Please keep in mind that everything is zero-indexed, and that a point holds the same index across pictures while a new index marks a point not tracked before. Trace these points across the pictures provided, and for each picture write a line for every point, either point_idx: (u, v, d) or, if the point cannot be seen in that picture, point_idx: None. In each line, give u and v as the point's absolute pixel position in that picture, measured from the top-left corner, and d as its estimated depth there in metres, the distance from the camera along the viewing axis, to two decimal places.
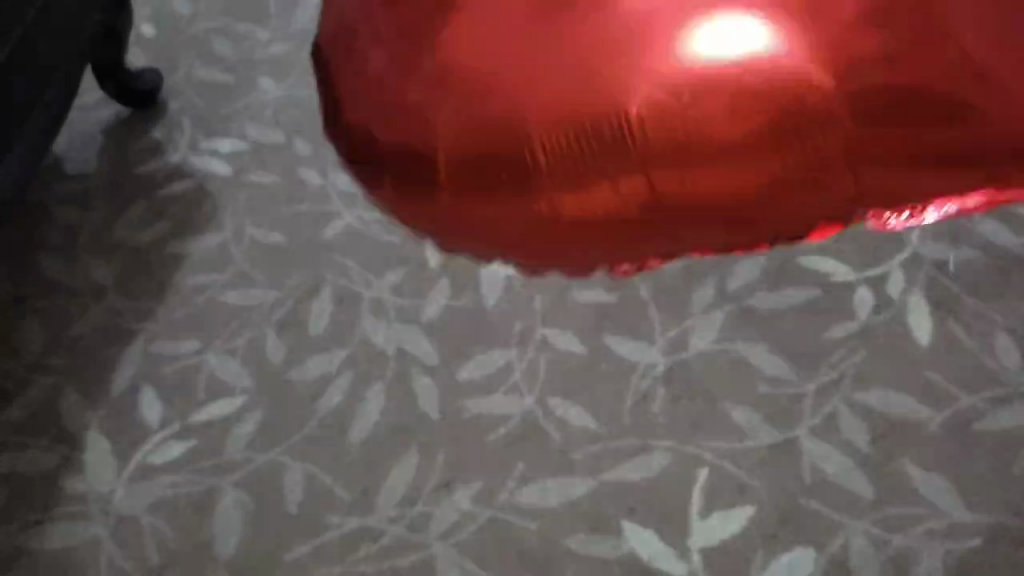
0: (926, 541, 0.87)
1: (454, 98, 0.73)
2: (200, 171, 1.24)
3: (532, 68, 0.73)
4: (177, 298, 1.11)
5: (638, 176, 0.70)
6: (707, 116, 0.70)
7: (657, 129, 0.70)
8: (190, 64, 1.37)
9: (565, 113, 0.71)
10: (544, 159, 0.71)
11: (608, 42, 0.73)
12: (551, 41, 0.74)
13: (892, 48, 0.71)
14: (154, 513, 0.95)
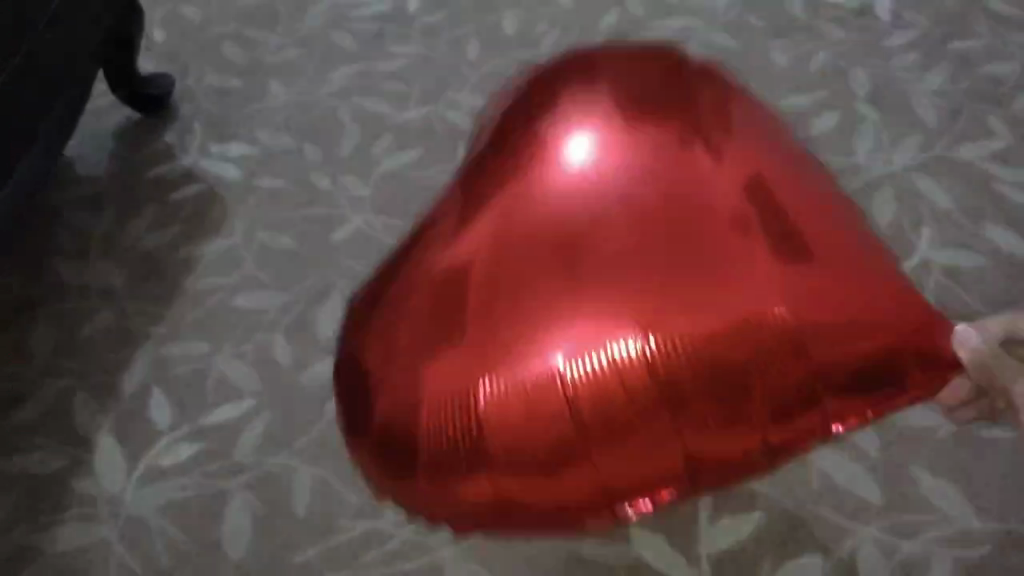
0: (936, 548, 0.86)
1: (448, 358, 0.74)
2: (211, 175, 1.24)
3: (473, 367, 0.73)
4: (187, 302, 1.11)
5: (659, 451, 0.70)
6: (682, 393, 0.70)
7: (620, 405, 0.70)
8: (201, 69, 1.38)
9: (520, 406, 0.71)
10: (540, 454, 0.71)
11: (552, 336, 0.72)
12: (481, 336, 0.74)
13: (811, 298, 0.72)
14: (164, 516, 0.95)
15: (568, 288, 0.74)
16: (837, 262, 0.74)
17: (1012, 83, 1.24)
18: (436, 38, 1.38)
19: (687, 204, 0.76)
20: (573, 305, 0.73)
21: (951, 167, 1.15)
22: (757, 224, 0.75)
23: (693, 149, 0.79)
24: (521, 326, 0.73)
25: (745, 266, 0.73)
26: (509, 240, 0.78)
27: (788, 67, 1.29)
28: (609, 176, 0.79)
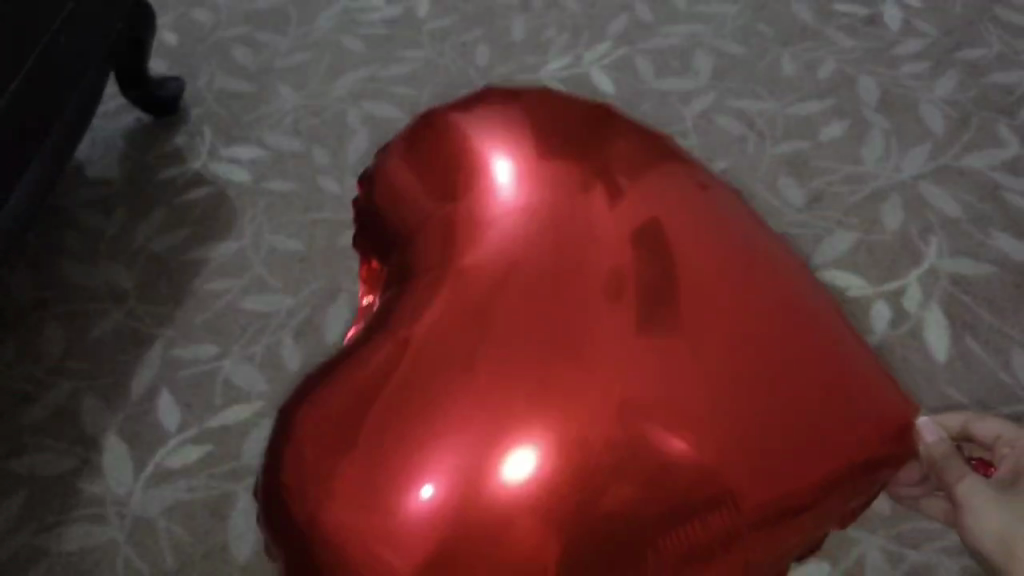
0: (943, 557, 0.86)
1: (362, 468, 0.55)
2: (221, 178, 1.25)
3: (409, 526, 0.53)
4: (196, 303, 1.12)
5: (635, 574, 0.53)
6: (647, 517, 0.53)
7: (576, 519, 0.52)
8: (212, 72, 1.39)
9: (475, 519, 0.52)
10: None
11: (437, 459, 0.54)
12: (390, 460, 0.55)
13: (756, 369, 0.57)
14: (171, 517, 0.96)
15: (451, 377, 0.57)
16: (730, 301, 0.60)
17: (1021, 92, 1.23)
18: (446, 43, 1.39)
19: (568, 268, 0.60)
20: (507, 407, 0.55)
21: (960, 175, 1.15)
22: (647, 269, 0.60)
23: (593, 212, 0.63)
24: (434, 452, 0.54)
25: (666, 346, 0.57)
26: (411, 332, 0.60)
27: (797, 74, 1.29)
28: (527, 277, 0.60)
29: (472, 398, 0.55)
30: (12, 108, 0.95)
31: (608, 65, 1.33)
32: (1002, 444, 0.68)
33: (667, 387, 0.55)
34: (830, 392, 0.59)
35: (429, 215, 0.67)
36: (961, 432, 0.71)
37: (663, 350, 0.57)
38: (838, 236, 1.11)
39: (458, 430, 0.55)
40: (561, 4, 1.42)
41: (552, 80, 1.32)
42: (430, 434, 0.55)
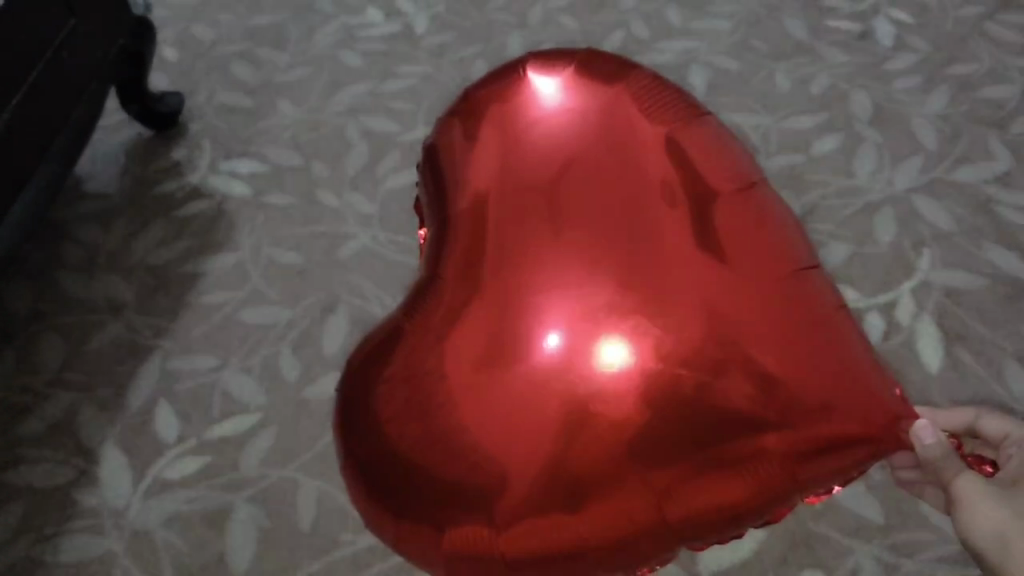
0: (938, 567, 0.86)
1: (465, 364, 0.68)
2: (220, 192, 1.26)
3: (467, 421, 0.66)
4: (194, 316, 1.13)
5: (632, 480, 0.65)
6: (662, 430, 0.65)
7: (602, 433, 0.65)
8: (211, 88, 1.40)
9: (521, 426, 0.65)
10: (551, 475, 0.65)
11: (497, 378, 0.67)
12: (477, 359, 0.68)
13: (769, 319, 0.69)
14: (169, 528, 0.96)
15: (547, 278, 0.70)
16: (754, 263, 0.71)
17: (1012, 106, 1.25)
18: (444, 59, 1.40)
19: (649, 201, 0.74)
20: (595, 326, 0.68)
21: (952, 188, 1.16)
22: (684, 226, 0.72)
23: (648, 182, 0.75)
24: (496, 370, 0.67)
25: (691, 285, 0.69)
26: (499, 251, 0.73)
27: (790, 89, 1.30)
28: (586, 228, 0.72)
29: (529, 323, 0.69)
30: (10, 117, 0.96)
31: None
32: (1008, 443, 0.74)
33: (719, 314, 0.68)
34: (835, 357, 0.70)
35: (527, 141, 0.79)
36: (971, 428, 0.77)
37: (687, 290, 0.69)
38: (832, 249, 1.12)
39: (516, 350, 0.68)
40: (557, 20, 1.43)
41: None
42: (496, 354, 0.68)
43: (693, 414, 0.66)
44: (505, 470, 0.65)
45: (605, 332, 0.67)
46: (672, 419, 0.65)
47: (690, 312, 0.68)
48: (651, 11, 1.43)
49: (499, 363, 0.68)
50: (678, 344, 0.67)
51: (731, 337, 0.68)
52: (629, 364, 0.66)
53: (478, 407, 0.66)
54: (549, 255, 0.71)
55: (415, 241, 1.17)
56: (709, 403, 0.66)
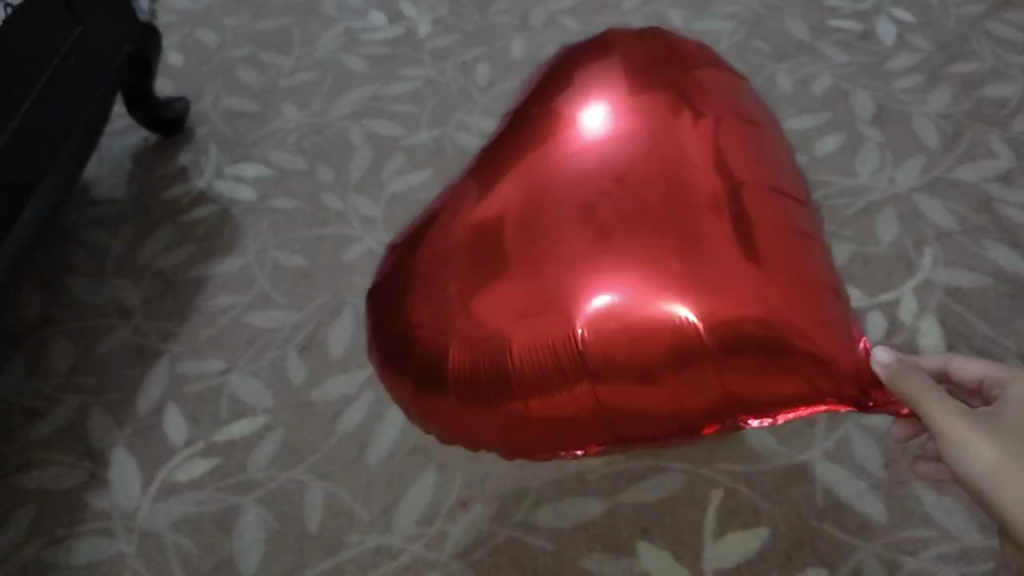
0: (942, 565, 0.85)
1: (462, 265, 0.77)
2: (226, 196, 1.27)
3: (454, 307, 0.76)
4: (201, 319, 1.14)
5: (552, 374, 0.72)
6: (587, 339, 0.71)
7: (541, 336, 0.72)
8: (217, 93, 1.42)
9: (483, 321, 0.74)
10: (501, 361, 0.73)
11: (495, 285, 0.75)
12: (469, 261, 0.77)
13: (725, 256, 0.72)
14: (177, 530, 0.96)
15: (543, 203, 0.78)
16: (727, 212, 0.75)
17: (1014, 104, 1.25)
18: (447, 61, 1.41)
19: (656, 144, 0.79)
20: (569, 242, 0.75)
21: (954, 187, 1.17)
22: (685, 170, 0.77)
23: (670, 138, 0.80)
24: (497, 278, 0.75)
25: (657, 218, 0.74)
26: (518, 173, 0.81)
27: (792, 90, 1.31)
28: (592, 164, 0.79)
29: (523, 237, 0.76)
30: (15, 127, 0.97)
31: None
32: (990, 384, 0.79)
33: (685, 245, 0.73)
34: (794, 305, 0.71)
35: (567, 91, 0.87)
36: (943, 373, 0.84)
37: (654, 223, 0.74)
38: (835, 249, 1.12)
39: (501, 257, 0.76)
40: (559, 22, 1.44)
41: None
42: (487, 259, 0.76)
43: (651, 327, 0.70)
44: (460, 354, 0.75)
45: (575, 252, 0.74)
46: (600, 327, 0.71)
47: (657, 238, 0.73)
48: (653, 12, 1.44)
49: (483, 269, 0.76)
50: (629, 267, 0.72)
51: (688, 267, 0.72)
52: (581, 279, 0.73)
53: (475, 303, 0.75)
54: (552, 179, 0.79)
55: None
56: (638, 319, 0.71)
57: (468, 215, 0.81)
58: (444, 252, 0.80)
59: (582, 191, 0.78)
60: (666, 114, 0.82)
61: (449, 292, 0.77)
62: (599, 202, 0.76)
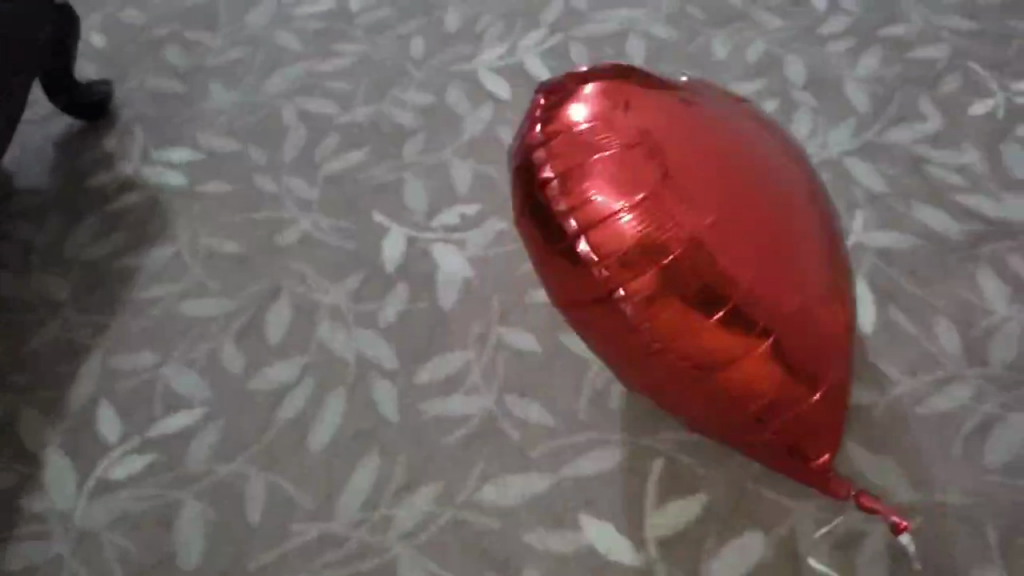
0: (874, 522, 0.87)
1: (680, 157, 0.70)
2: (155, 182, 1.24)
3: (671, 192, 0.69)
4: (134, 310, 1.11)
5: (696, 303, 0.68)
6: (755, 307, 0.69)
7: (726, 277, 0.68)
8: (142, 74, 1.37)
9: (693, 226, 0.68)
10: (687, 270, 0.68)
11: (711, 201, 0.69)
12: (692, 159, 0.71)
13: (820, 324, 0.74)
14: (116, 528, 0.94)
15: (753, 162, 0.74)
16: (835, 303, 0.76)
17: (943, 65, 1.27)
18: (380, 35, 1.38)
19: (811, 186, 0.80)
20: (770, 212, 0.72)
21: (885, 151, 1.18)
22: (824, 222, 0.80)
23: (815, 187, 0.82)
24: (714, 195, 0.70)
25: (822, 288, 0.75)
26: (724, 121, 0.76)
27: (728, 56, 1.31)
28: (678, 147, 0.71)
29: (736, 176, 0.72)
30: None
31: (542, 52, 1.34)
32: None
33: (822, 283, 0.75)
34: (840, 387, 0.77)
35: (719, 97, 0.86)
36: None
37: (812, 247, 0.75)
38: None
39: (719, 181, 0.70)
40: None
41: (488, 69, 1.32)
42: (710, 172, 0.71)
43: (786, 332, 0.71)
44: (660, 221, 0.68)
45: (772, 230, 0.71)
46: (758, 308, 0.69)
47: (811, 259, 0.74)
48: None
49: (665, 185, 0.69)
50: (801, 297, 0.72)
51: (820, 299, 0.74)
52: (771, 250, 0.70)
53: (691, 204, 0.69)
54: (781, 177, 0.76)
55: (356, 224, 1.16)
56: (789, 316, 0.71)
57: (696, 133, 0.73)
58: (696, 133, 0.73)
59: (799, 216, 0.75)
60: (807, 169, 0.83)
61: (670, 176, 0.69)
62: (803, 231, 0.75)
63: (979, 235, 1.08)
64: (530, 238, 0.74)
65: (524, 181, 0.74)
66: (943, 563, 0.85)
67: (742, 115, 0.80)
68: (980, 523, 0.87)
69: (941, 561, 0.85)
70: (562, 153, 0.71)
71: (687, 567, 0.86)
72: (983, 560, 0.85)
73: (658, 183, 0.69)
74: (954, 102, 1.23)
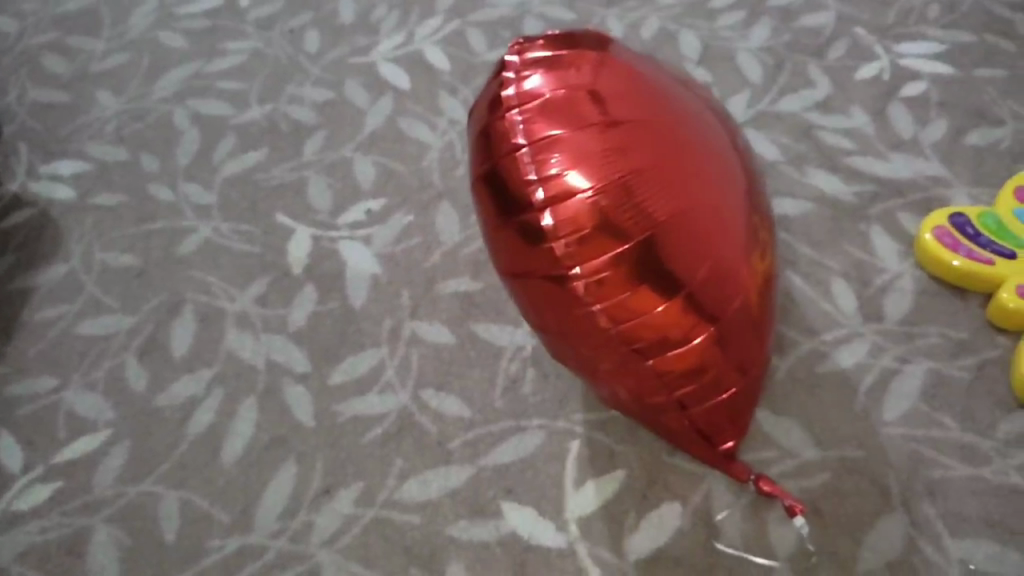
0: (784, 481, 0.91)
1: (648, 140, 0.68)
2: (43, 198, 1.18)
3: (639, 173, 0.66)
4: (29, 334, 1.06)
5: (649, 287, 0.66)
6: (707, 294, 0.68)
7: (682, 263, 0.66)
8: (22, 85, 1.31)
9: (659, 209, 0.66)
10: (647, 253, 0.65)
11: (679, 185, 0.67)
12: (661, 142, 0.68)
13: (757, 315, 0.73)
14: (25, 562, 0.91)
15: (717, 149, 0.72)
16: (768, 297, 0.76)
17: (829, 32, 1.31)
18: (273, 31, 1.35)
19: (760, 181, 0.80)
20: (729, 201, 0.70)
21: (778, 120, 1.22)
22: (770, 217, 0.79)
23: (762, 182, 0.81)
24: (681, 179, 0.67)
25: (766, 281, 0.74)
26: (692, 105, 0.74)
27: (623, 34, 1.32)
28: (648, 129, 0.69)
29: (702, 161, 0.70)
30: None
31: (440, 40, 1.32)
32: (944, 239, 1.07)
33: (764, 279, 0.74)
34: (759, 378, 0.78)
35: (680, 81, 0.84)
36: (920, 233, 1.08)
37: (761, 241, 0.74)
38: None
39: (686, 166, 0.68)
40: None
41: (385, 60, 1.30)
42: (677, 157, 0.68)
43: (730, 322, 0.70)
44: (625, 201, 0.66)
45: (731, 219, 0.70)
46: (708, 295, 0.68)
47: (759, 253, 0.73)
48: None
49: (634, 167, 0.67)
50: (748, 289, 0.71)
51: (760, 293, 0.73)
52: (727, 239, 0.69)
53: (658, 188, 0.66)
54: (738, 166, 0.74)
55: (259, 227, 1.13)
56: (735, 306, 0.70)
57: (665, 117, 0.70)
58: (663, 114, 0.71)
59: (752, 207, 0.74)
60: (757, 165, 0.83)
61: (639, 158, 0.67)
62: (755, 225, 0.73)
63: (869, 196, 1.12)
64: (489, 207, 0.72)
65: (490, 149, 0.71)
66: (850, 514, 0.88)
67: (705, 100, 0.78)
68: (881, 473, 0.90)
69: (848, 512, 0.88)
70: (533, 122, 0.69)
71: (609, 542, 0.87)
72: (887, 506, 0.89)
73: (627, 164, 0.67)
74: (841, 68, 1.27)
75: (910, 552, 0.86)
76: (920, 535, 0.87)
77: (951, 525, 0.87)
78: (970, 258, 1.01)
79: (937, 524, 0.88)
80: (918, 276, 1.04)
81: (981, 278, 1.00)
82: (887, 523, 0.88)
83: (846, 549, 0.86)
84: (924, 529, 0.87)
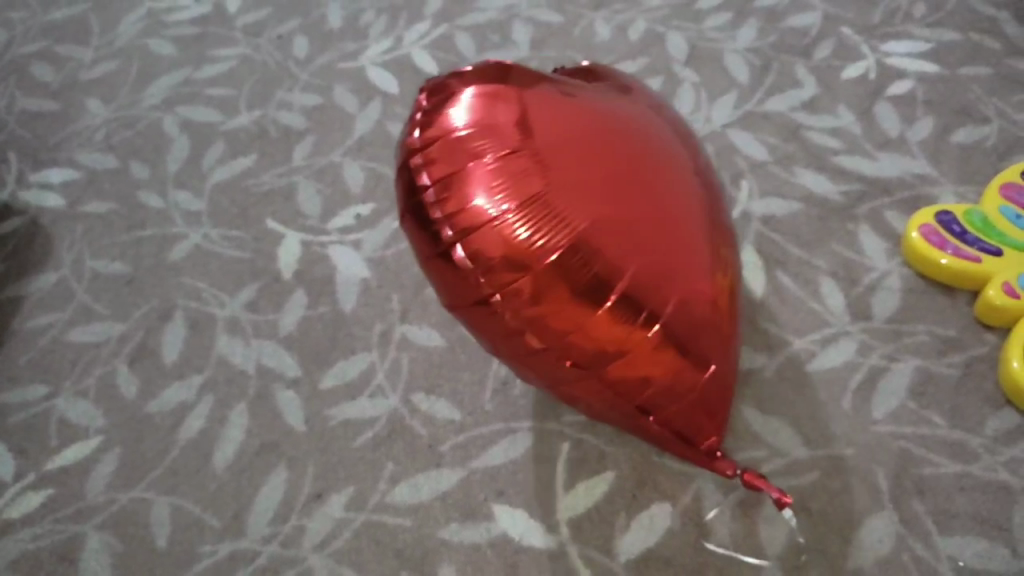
0: (772, 480, 0.91)
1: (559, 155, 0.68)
2: (33, 206, 1.19)
3: (549, 192, 0.67)
4: (19, 343, 1.06)
5: (576, 303, 0.66)
6: (644, 298, 0.66)
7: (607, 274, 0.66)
8: (12, 94, 1.31)
9: (572, 225, 0.66)
10: (566, 270, 0.65)
11: (594, 197, 0.67)
12: (573, 157, 0.68)
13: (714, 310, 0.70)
14: (17, 570, 0.91)
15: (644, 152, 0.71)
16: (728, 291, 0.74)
17: (816, 33, 1.32)
18: (262, 37, 1.35)
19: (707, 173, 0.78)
20: (659, 203, 0.69)
21: (765, 120, 1.22)
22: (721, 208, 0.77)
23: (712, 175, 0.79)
24: (596, 191, 0.67)
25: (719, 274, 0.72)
26: (615, 111, 0.73)
27: (611, 37, 1.33)
28: (559, 144, 0.69)
29: (623, 168, 0.69)
30: None
31: (429, 44, 1.33)
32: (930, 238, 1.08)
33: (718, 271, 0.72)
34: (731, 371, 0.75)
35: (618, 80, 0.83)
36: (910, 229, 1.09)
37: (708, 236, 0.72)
38: None
39: (602, 176, 0.68)
40: None
41: (373, 65, 1.31)
42: (592, 167, 0.68)
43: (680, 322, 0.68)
44: (536, 223, 0.66)
45: (662, 220, 0.68)
46: (646, 298, 0.66)
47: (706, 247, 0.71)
48: None
49: (544, 186, 0.67)
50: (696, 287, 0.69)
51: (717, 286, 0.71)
52: (659, 241, 0.68)
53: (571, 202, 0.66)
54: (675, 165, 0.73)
55: (250, 233, 1.13)
56: (683, 304, 0.68)
57: (580, 128, 0.70)
58: (577, 127, 0.70)
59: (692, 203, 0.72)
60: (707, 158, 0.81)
61: (549, 176, 0.67)
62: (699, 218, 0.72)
63: (856, 195, 1.13)
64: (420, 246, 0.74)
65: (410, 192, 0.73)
66: (838, 512, 0.89)
67: (635, 103, 0.77)
68: (869, 470, 0.91)
69: (837, 510, 0.89)
70: (439, 159, 0.70)
71: (600, 542, 0.88)
72: (875, 504, 0.89)
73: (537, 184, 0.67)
74: (827, 68, 1.27)
75: (898, 550, 0.87)
76: (907, 532, 0.88)
77: (938, 521, 0.88)
78: (957, 256, 1.01)
79: (924, 521, 0.88)
80: (906, 274, 1.05)
81: (968, 276, 1.01)
82: (875, 520, 0.88)
83: (834, 547, 0.87)
84: (911, 526, 0.88)
